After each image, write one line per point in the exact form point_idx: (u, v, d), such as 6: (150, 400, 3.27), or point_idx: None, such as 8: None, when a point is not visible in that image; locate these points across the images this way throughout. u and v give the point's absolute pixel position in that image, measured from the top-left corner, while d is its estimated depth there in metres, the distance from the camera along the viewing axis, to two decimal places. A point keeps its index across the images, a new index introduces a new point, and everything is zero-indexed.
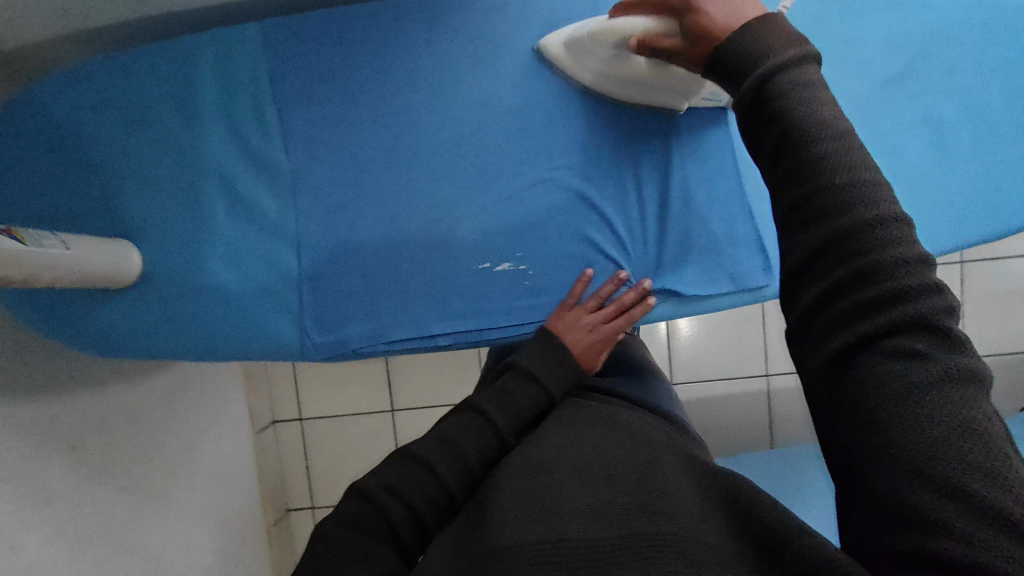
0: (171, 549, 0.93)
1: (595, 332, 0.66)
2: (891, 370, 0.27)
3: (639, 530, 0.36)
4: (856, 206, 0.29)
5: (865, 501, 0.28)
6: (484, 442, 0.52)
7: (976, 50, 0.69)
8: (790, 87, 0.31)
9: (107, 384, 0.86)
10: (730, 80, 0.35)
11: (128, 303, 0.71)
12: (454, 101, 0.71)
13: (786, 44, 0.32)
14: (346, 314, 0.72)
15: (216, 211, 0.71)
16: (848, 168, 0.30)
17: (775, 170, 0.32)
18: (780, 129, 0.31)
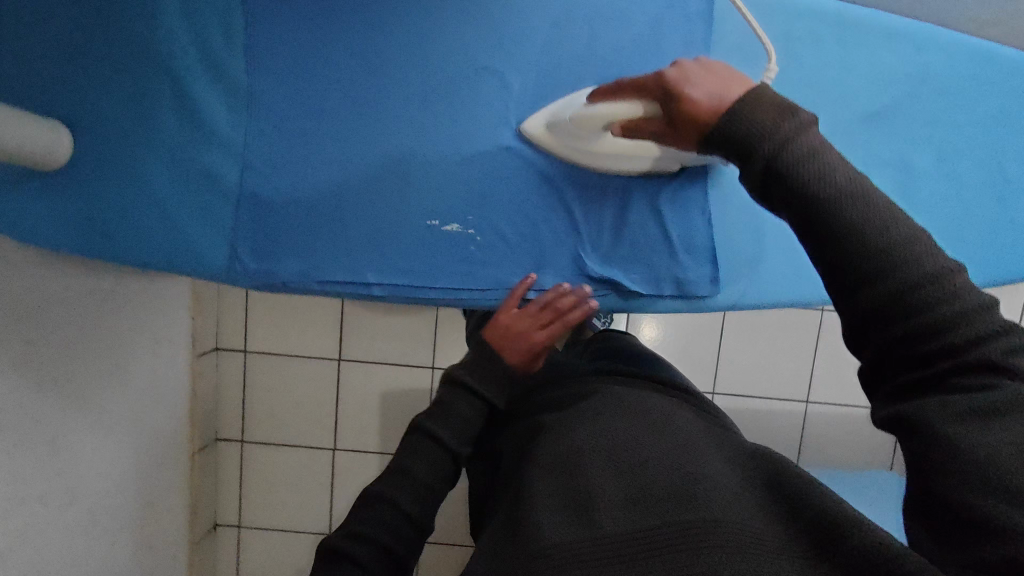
0: (92, 459, 0.90)
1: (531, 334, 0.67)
2: (949, 410, 0.31)
3: (674, 514, 0.41)
4: (901, 265, 0.32)
5: (952, 519, 0.31)
6: (435, 461, 0.57)
7: (943, 101, 0.71)
8: (796, 160, 0.35)
9: (58, 284, 0.81)
10: (735, 150, 0.39)
11: (44, 191, 0.64)
12: (430, 54, 0.68)
13: (776, 118, 0.37)
14: (278, 246, 0.69)
15: (162, 115, 0.65)
16: (881, 230, 0.33)
17: (811, 236, 0.35)
18: (805, 198, 0.35)
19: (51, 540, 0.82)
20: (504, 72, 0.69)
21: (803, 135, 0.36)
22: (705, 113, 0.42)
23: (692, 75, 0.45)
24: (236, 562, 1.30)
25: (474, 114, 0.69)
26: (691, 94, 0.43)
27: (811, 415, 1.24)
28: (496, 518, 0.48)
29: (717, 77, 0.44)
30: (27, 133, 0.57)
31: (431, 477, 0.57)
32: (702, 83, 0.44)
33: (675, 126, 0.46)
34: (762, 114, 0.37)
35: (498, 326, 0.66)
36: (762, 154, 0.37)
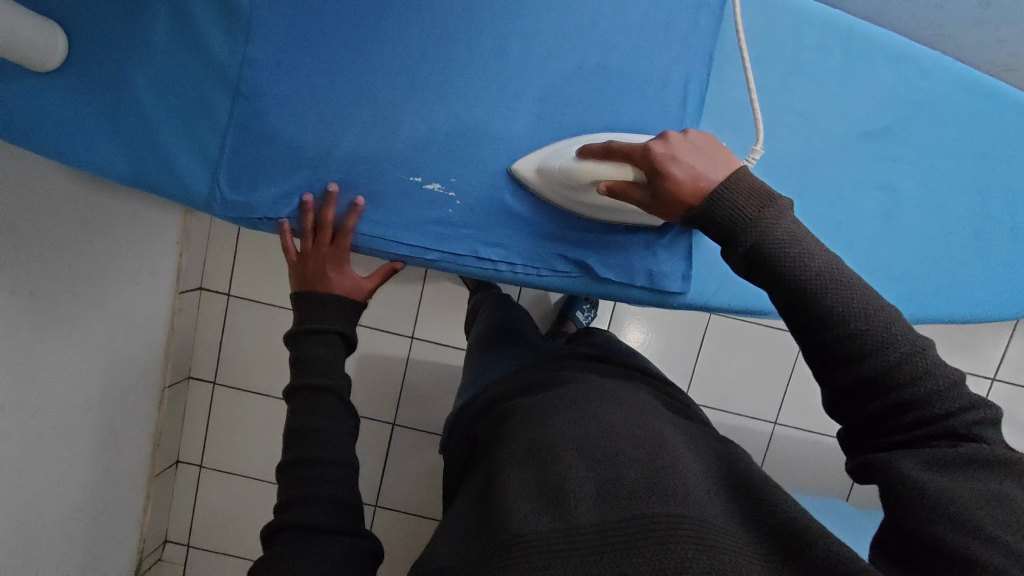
0: (61, 379, 0.91)
1: (320, 261, 0.68)
2: (918, 461, 0.37)
3: (645, 506, 0.40)
4: (877, 339, 0.39)
5: (916, 550, 0.35)
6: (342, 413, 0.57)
7: (938, 135, 0.76)
8: (777, 244, 0.43)
9: (44, 199, 0.81)
10: (723, 234, 0.47)
11: (31, 91, 0.64)
12: (437, 11, 0.67)
13: (757, 207, 0.45)
14: (256, 179, 0.68)
15: (160, 33, 0.64)
16: (863, 312, 0.39)
17: (790, 310, 0.42)
18: (786, 283, 0.42)
19: (11, 446, 0.82)
20: (513, 44, 0.68)
21: (780, 216, 0.44)
22: (688, 194, 0.52)
23: (677, 150, 0.54)
24: (193, 502, 1.30)
25: (477, 81, 0.68)
26: (677, 172, 0.53)
27: (777, 437, 1.25)
28: (465, 500, 0.48)
29: (698, 156, 0.53)
30: (21, 30, 0.57)
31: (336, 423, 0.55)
32: (685, 160, 0.53)
33: (660, 198, 0.55)
34: (746, 202, 0.46)
35: (304, 282, 0.67)
36: (749, 235, 0.44)
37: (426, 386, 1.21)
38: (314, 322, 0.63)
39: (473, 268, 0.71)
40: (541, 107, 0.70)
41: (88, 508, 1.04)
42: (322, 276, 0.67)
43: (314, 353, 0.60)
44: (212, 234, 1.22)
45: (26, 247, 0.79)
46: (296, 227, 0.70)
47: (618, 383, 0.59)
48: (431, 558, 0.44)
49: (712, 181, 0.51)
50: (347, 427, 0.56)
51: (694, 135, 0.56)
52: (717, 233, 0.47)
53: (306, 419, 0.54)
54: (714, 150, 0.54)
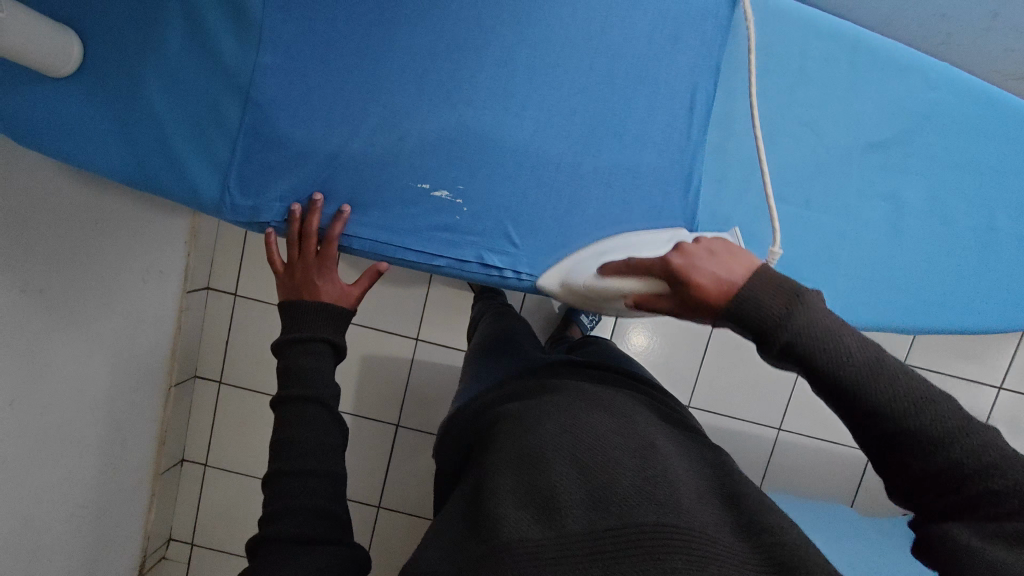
0: (70, 379, 0.92)
1: (305, 270, 0.66)
2: (970, 533, 0.37)
3: (637, 515, 0.41)
4: (923, 418, 0.38)
5: None
6: (327, 425, 0.54)
7: (944, 146, 0.76)
8: (816, 324, 0.40)
9: (56, 200, 0.83)
10: (753, 338, 0.41)
11: (45, 94, 0.65)
12: (444, 18, 0.68)
13: (786, 304, 0.40)
14: (265, 184, 0.69)
15: (172, 38, 0.65)
16: (909, 399, 0.39)
17: (829, 396, 0.41)
18: (828, 372, 0.39)
19: (19, 444, 0.83)
20: (520, 51, 0.69)
21: (815, 309, 0.41)
22: (718, 306, 0.42)
23: (695, 255, 0.45)
24: (197, 500, 1.31)
25: (484, 88, 0.69)
26: (698, 279, 0.43)
27: (781, 443, 1.25)
28: (457, 504, 0.49)
29: (718, 255, 0.44)
30: (35, 34, 0.58)
31: (321, 431, 0.53)
32: (707, 265, 0.44)
33: (687, 309, 0.45)
34: (773, 303, 0.40)
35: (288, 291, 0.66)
36: (785, 333, 0.40)
37: (429, 388, 1.21)
38: (305, 331, 0.60)
39: (479, 274, 0.72)
40: (547, 115, 0.70)
41: (93, 506, 1.05)
42: (308, 287, 0.65)
43: (308, 363, 0.57)
44: (219, 234, 1.23)
45: (37, 248, 0.80)
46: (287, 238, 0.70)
47: (611, 389, 0.60)
48: (422, 562, 0.44)
49: (738, 285, 0.42)
50: (332, 435, 0.54)
51: (711, 237, 0.47)
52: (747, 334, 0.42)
53: (297, 431, 0.52)
54: (737, 250, 0.45)
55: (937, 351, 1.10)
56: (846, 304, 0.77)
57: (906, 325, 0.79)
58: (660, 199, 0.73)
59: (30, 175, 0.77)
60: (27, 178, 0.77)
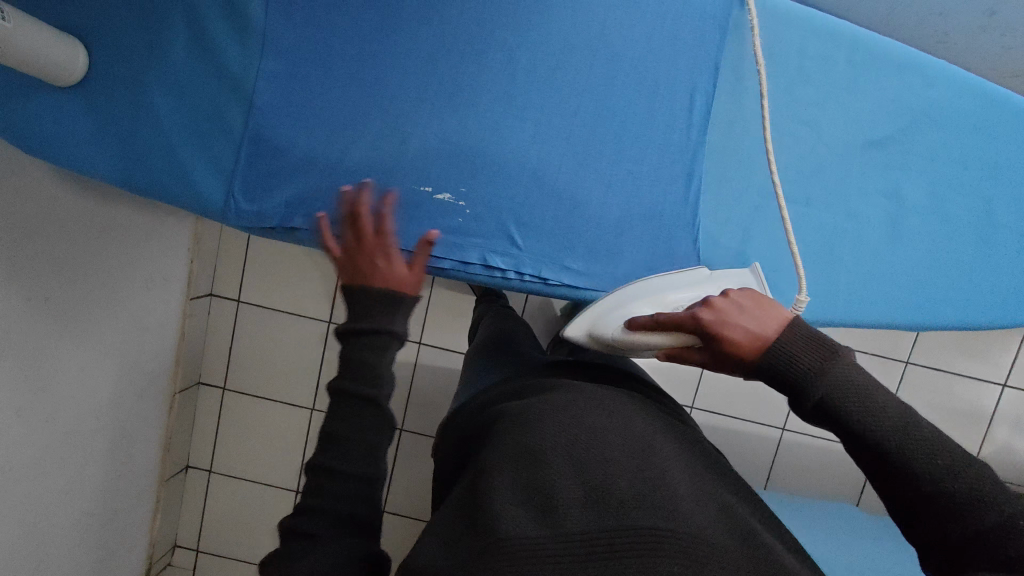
0: (74, 386, 0.92)
1: (364, 249, 0.53)
2: None
3: (635, 517, 0.42)
4: (954, 481, 0.40)
5: None
6: (377, 424, 0.47)
7: (941, 143, 0.77)
8: (851, 385, 0.43)
9: (60, 208, 0.83)
10: (790, 392, 0.45)
11: (51, 103, 0.66)
12: (442, 24, 0.69)
13: (823, 361, 0.44)
14: (269, 188, 0.69)
15: (176, 46, 0.66)
16: (943, 463, 0.41)
17: (862, 455, 0.43)
18: (862, 433, 0.42)
19: (24, 451, 0.84)
20: (521, 55, 0.70)
21: (851, 369, 0.43)
22: (751, 358, 0.47)
23: (727, 310, 0.50)
24: (202, 506, 1.31)
25: (485, 92, 0.70)
26: (732, 334, 0.49)
27: (786, 443, 1.25)
28: (450, 500, 0.48)
29: (747, 311, 0.49)
30: (42, 44, 0.59)
31: (368, 434, 0.47)
32: (739, 320, 0.49)
33: (723, 362, 0.50)
34: (807, 358, 0.44)
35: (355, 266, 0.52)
36: (819, 391, 0.43)
37: (432, 391, 1.22)
38: (363, 318, 0.49)
39: (482, 276, 0.72)
40: (547, 118, 0.71)
41: (99, 513, 1.05)
42: (369, 268, 0.51)
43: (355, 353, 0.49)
44: (222, 240, 1.24)
45: (41, 256, 0.81)
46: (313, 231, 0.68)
47: (612, 389, 0.60)
48: (419, 559, 0.44)
49: (770, 339, 0.47)
50: (382, 433, 0.48)
51: (739, 290, 0.52)
52: (784, 392, 0.45)
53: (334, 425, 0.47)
54: (766, 303, 0.50)
55: (941, 348, 1.10)
56: (848, 302, 0.77)
57: (909, 324, 0.79)
58: (661, 200, 0.73)
59: (35, 182, 0.78)
60: (31, 185, 0.77)
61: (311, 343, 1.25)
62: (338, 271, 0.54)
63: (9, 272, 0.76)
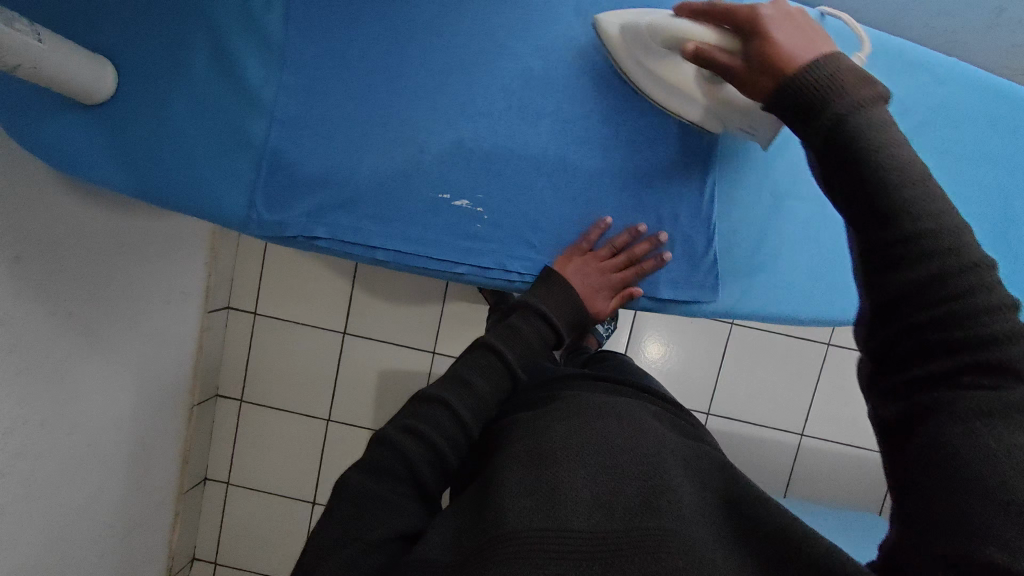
0: (95, 397, 0.94)
1: (604, 275, 0.70)
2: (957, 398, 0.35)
3: (640, 521, 0.42)
4: (945, 251, 0.37)
5: (922, 507, 0.34)
6: (499, 380, 0.59)
7: (956, 138, 0.77)
8: (867, 124, 0.41)
9: (83, 225, 0.86)
10: (797, 108, 0.45)
11: (81, 122, 0.68)
12: (456, 33, 0.71)
13: (853, 89, 0.43)
14: (290, 197, 0.71)
15: (199, 62, 0.69)
16: (947, 237, 0.37)
17: (864, 227, 0.40)
18: (860, 176, 0.40)
19: (48, 461, 0.85)
20: (534, 64, 0.71)
21: (872, 116, 0.42)
22: (778, 54, 0.49)
23: (785, 18, 0.51)
24: (220, 518, 1.32)
25: (499, 100, 0.71)
26: (775, 35, 0.50)
27: (804, 449, 1.23)
28: (467, 496, 0.50)
29: (807, 29, 0.50)
30: (72, 64, 0.61)
31: (492, 393, 0.58)
32: (790, 29, 0.50)
33: (747, 60, 0.52)
34: (844, 80, 0.43)
35: (571, 272, 0.70)
36: (829, 116, 0.43)
37: None
38: (546, 304, 0.66)
39: (500, 282, 0.74)
40: (562, 124, 0.72)
41: (119, 523, 1.06)
42: (596, 294, 0.70)
43: (523, 328, 0.63)
44: (239, 254, 1.26)
45: (63, 271, 0.83)
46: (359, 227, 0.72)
47: (622, 397, 0.61)
48: (426, 547, 0.45)
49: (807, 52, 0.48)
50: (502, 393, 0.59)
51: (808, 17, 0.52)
52: (797, 121, 0.46)
53: (472, 371, 0.58)
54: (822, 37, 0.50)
55: None
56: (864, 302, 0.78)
57: None
58: (675, 202, 0.74)
59: (60, 202, 0.81)
60: (57, 203, 0.80)
61: (326, 354, 1.26)
62: (563, 254, 0.72)
63: (33, 286, 0.78)
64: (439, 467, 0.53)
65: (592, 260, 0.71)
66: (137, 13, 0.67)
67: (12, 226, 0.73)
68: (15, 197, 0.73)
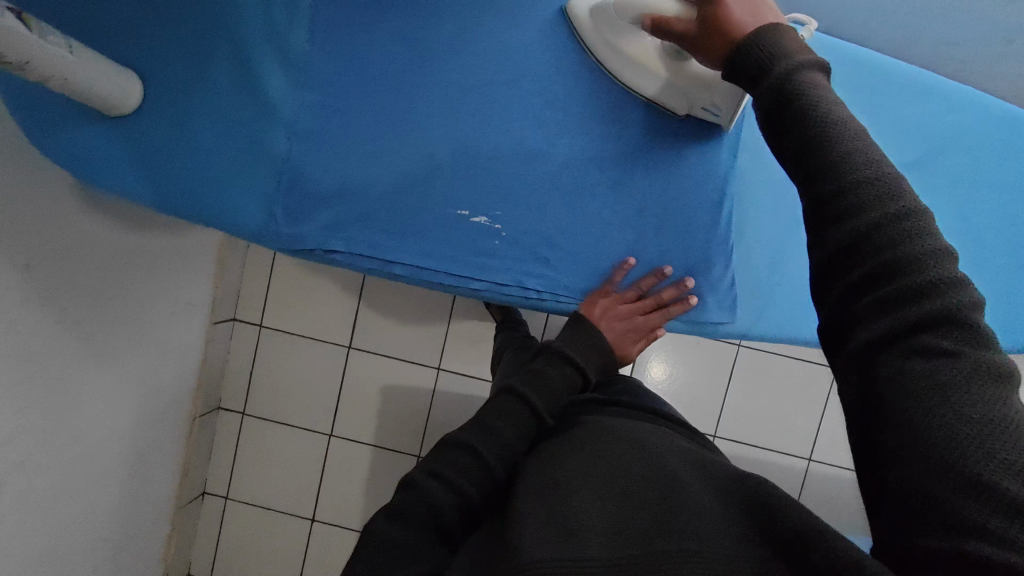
0: (97, 409, 0.93)
1: (629, 319, 0.72)
2: (918, 365, 0.34)
3: (658, 544, 0.42)
4: (881, 191, 0.38)
5: (904, 499, 0.33)
6: (523, 421, 0.60)
7: (970, 163, 0.78)
8: (806, 84, 0.42)
9: (91, 233, 0.85)
10: (751, 73, 0.45)
11: (101, 133, 0.69)
12: (476, 53, 0.72)
13: (799, 56, 0.43)
14: (308, 209, 0.71)
15: (221, 74, 0.69)
16: (890, 199, 0.37)
17: (814, 205, 0.40)
18: (798, 131, 0.41)
19: (48, 472, 0.84)
20: (555, 84, 0.72)
21: (817, 86, 0.42)
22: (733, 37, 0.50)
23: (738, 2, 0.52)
24: (216, 534, 1.30)
25: (517, 117, 0.72)
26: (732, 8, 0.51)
27: (810, 474, 1.22)
28: (483, 532, 0.51)
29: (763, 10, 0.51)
30: (99, 74, 0.61)
31: (515, 436, 0.59)
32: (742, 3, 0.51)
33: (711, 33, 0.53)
34: (798, 50, 0.44)
35: (597, 316, 0.72)
36: (778, 85, 0.43)
37: (450, 416, 1.25)
38: (575, 348, 0.68)
39: (517, 297, 0.74)
40: (582, 140, 0.73)
41: (113, 537, 1.04)
42: (620, 337, 0.72)
43: (548, 371, 0.64)
44: (246, 267, 1.26)
45: (72, 281, 0.83)
46: (378, 244, 0.72)
47: (636, 422, 0.61)
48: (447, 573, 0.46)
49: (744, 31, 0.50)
50: (528, 438, 0.60)
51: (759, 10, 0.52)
52: (744, 84, 0.46)
53: (492, 414, 0.60)
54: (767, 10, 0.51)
55: None
56: None
57: None
58: (691, 223, 0.74)
59: (71, 213, 0.81)
60: (66, 213, 0.80)
61: (330, 368, 1.26)
62: (589, 294, 0.74)
63: (40, 293, 0.77)
64: (461, 509, 0.53)
65: (616, 304, 0.73)
66: (161, 23, 0.67)
67: (22, 234, 0.73)
68: (21, 204, 0.72)
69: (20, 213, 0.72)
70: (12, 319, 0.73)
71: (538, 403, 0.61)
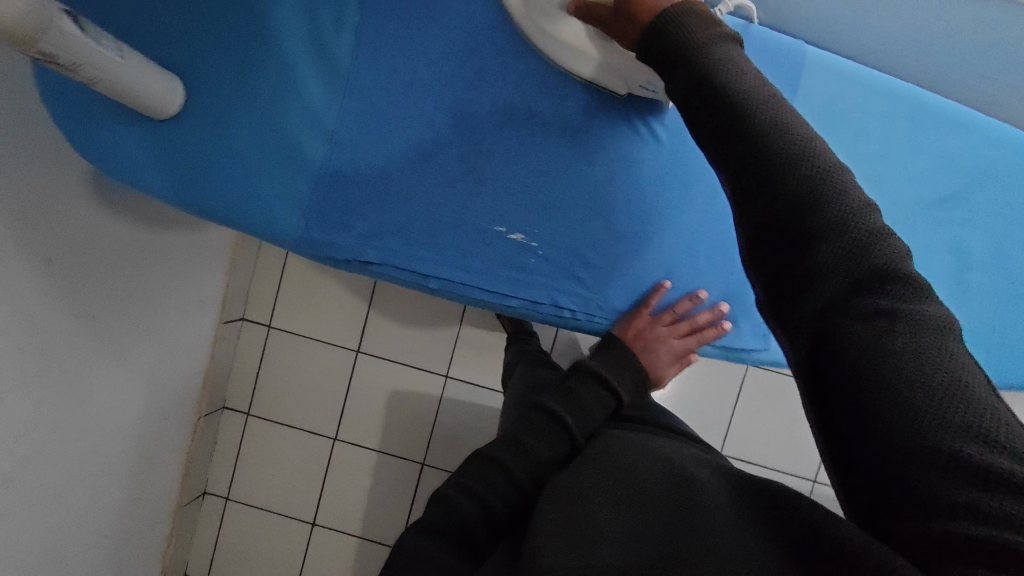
0: (105, 404, 0.92)
1: (662, 342, 0.73)
2: (862, 332, 0.35)
3: (676, 541, 0.41)
4: (806, 163, 0.39)
5: (875, 477, 0.33)
6: (557, 442, 0.59)
7: (1006, 198, 0.78)
8: (719, 59, 0.42)
9: (108, 227, 0.85)
10: (661, 55, 0.45)
11: (135, 133, 0.68)
12: (514, 67, 0.72)
13: (707, 31, 0.44)
14: (344, 218, 0.71)
15: (257, 79, 0.69)
16: (818, 169, 0.39)
17: (741, 187, 0.41)
18: (727, 108, 0.41)
19: (54, 467, 0.83)
20: (592, 103, 0.73)
21: (731, 49, 0.44)
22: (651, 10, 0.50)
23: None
24: (215, 534, 1.29)
25: (552, 133, 0.73)
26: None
27: (816, 496, 1.22)
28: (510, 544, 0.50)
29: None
30: (146, 79, 0.62)
31: (548, 454, 0.58)
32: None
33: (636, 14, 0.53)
34: (699, 27, 0.44)
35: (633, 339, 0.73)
36: (686, 53, 0.43)
37: (457, 424, 1.24)
38: (606, 367, 0.68)
39: (549, 315, 0.74)
40: (619, 160, 0.73)
41: (113, 534, 1.03)
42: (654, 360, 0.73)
43: (580, 391, 0.65)
44: (257, 267, 1.26)
45: (88, 275, 0.82)
46: (412, 255, 0.72)
47: (645, 433, 0.61)
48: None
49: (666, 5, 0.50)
50: (563, 457, 0.59)
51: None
52: (655, 68, 0.46)
53: (520, 429, 0.60)
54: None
55: None
56: None
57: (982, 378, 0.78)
58: (726, 248, 0.76)
59: (87, 206, 0.80)
60: (84, 207, 0.79)
61: (339, 371, 1.25)
62: (625, 315, 0.74)
63: (56, 286, 0.77)
64: (490, 523, 0.53)
65: (652, 327, 0.73)
66: (201, 25, 0.67)
67: (43, 226, 0.73)
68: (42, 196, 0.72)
69: (41, 205, 0.72)
70: (28, 312, 0.72)
71: (571, 421, 0.61)
